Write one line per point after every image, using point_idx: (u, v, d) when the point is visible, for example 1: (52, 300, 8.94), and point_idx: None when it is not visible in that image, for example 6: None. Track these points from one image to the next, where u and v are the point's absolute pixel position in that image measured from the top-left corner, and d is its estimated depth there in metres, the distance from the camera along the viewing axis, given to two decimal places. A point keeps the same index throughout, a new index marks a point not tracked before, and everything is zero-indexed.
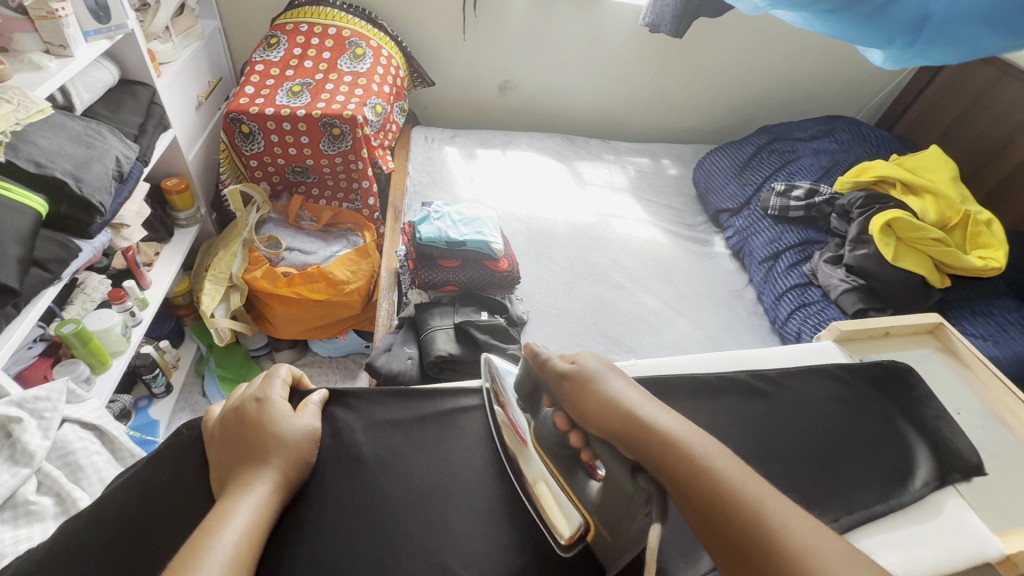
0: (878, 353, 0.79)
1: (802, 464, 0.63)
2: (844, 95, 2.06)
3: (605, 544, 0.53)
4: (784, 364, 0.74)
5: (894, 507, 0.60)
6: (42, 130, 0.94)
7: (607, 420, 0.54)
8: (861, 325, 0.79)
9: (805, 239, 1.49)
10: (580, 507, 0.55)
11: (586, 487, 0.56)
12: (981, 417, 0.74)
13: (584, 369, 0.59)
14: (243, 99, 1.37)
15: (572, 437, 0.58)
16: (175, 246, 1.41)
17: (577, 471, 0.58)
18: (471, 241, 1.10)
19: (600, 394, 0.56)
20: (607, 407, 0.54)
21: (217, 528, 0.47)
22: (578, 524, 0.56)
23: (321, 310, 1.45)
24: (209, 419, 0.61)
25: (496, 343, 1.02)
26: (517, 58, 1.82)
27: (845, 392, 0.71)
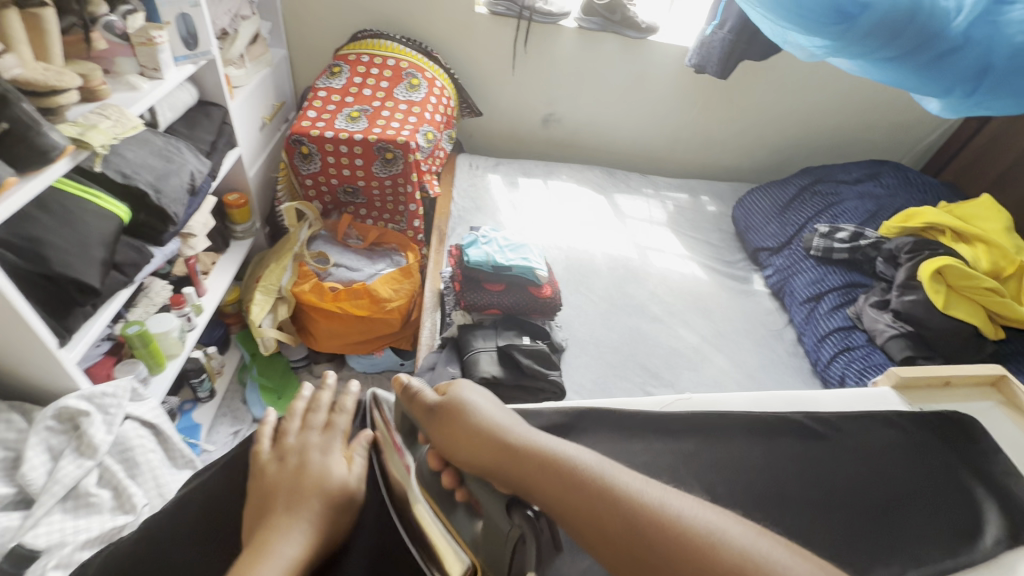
0: (939, 403, 0.76)
1: (857, 512, 0.62)
2: (889, 139, 2.05)
3: None
4: (841, 407, 0.71)
5: (959, 565, 0.58)
6: (130, 145, 1.01)
7: (488, 453, 0.55)
8: (920, 371, 0.77)
9: (850, 281, 1.46)
10: (466, 548, 0.48)
11: (471, 528, 0.50)
12: None
13: (453, 402, 0.61)
14: (305, 122, 1.45)
15: (445, 473, 0.56)
16: (230, 257, 1.47)
17: (458, 512, 0.52)
18: (517, 266, 1.13)
19: (470, 422, 0.58)
20: (477, 432, 0.57)
21: (277, 548, 0.49)
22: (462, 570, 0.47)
23: (362, 326, 1.48)
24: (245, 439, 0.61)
25: (538, 368, 1.02)
26: (563, 93, 1.88)
27: (907, 441, 0.69)
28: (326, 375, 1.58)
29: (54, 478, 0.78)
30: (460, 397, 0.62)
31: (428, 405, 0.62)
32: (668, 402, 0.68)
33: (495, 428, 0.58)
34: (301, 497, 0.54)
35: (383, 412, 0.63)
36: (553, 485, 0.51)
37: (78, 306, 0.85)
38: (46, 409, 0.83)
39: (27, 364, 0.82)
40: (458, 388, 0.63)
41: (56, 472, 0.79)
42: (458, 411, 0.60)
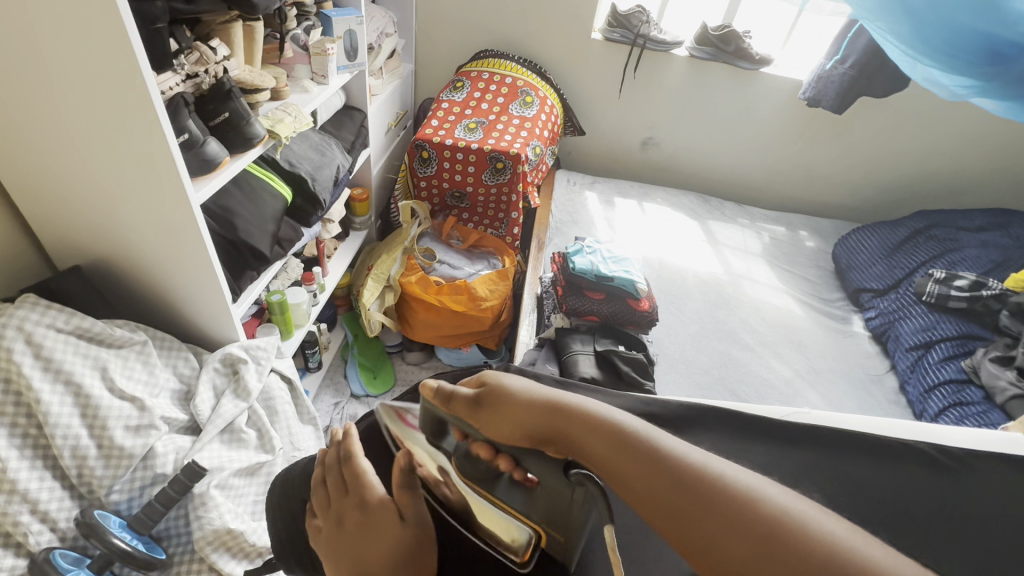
0: None
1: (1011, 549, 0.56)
2: (1018, 188, 1.91)
3: (558, 543, 0.51)
4: (968, 445, 0.66)
5: None
6: (295, 138, 1.18)
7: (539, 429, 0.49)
8: None
9: (966, 332, 1.37)
10: (523, 519, 0.50)
11: (524, 500, 0.50)
12: None
13: (494, 391, 0.52)
14: (428, 130, 1.60)
15: (498, 461, 0.51)
16: (348, 245, 1.64)
17: (505, 485, 0.51)
18: (619, 278, 1.18)
19: (519, 409, 0.50)
20: (534, 415, 0.49)
21: None
22: (524, 536, 0.51)
23: (456, 320, 1.58)
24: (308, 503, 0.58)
25: (636, 376, 1.06)
26: (666, 118, 1.93)
27: None
28: (416, 362, 1.70)
29: (217, 412, 0.92)
30: (501, 383, 0.53)
31: (466, 399, 0.53)
32: (787, 415, 0.68)
33: (547, 408, 0.50)
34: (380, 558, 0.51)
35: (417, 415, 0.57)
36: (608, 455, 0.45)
37: (250, 269, 1.00)
38: (215, 354, 0.98)
39: (205, 314, 0.97)
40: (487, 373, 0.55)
41: (219, 408, 0.92)
42: (504, 396, 0.51)
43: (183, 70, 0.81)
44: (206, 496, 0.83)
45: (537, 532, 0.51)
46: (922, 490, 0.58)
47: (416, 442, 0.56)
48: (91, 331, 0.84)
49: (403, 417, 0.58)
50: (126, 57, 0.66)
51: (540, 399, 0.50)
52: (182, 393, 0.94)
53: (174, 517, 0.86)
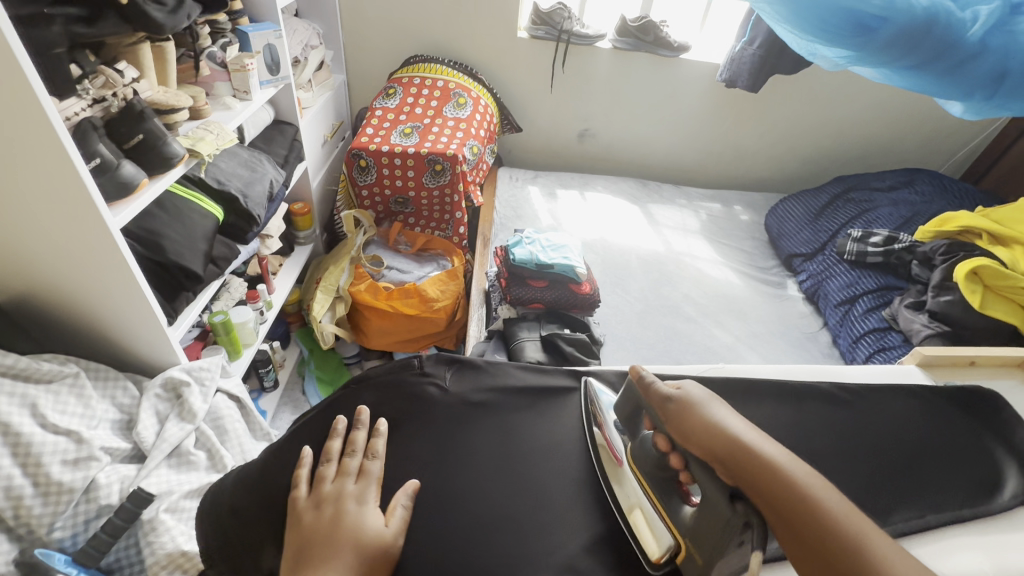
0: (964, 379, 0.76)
1: (894, 460, 0.63)
2: (925, 149, 2.08)
3: (695, 566, 0.52)
4: (868, 378, 0.73)
5: (978, 512, 0.61)
6: (223, 156, 1.17)
7: (711, 444, 0.52)
8: (947, 351, 0.76)
9: (884, 284, 1.48)
10: (672, 530, 0.54)
11: (680, 515, 0.54)
12: None
13: (690, 398, 0.56)
14: (364, 138, 1.61)
15: (671, 458, 0.56)
16: (294, 260, 1.63)
17: (673, 498, 0.55)
18: (558, 265, 1.22)
19: (704, 425, 0.54)
20: (712, 436, 0.53)
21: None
22: (666, 546, 0.55)
23: (411, 323, 1.60)
24: (246, 480, 0.61)
25: (580, 356, 1.09)
26: (597, 110, 2.00)
27: (928, 408, 0.70)
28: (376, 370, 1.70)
29: (162, 437, 0.91)
30: (696, 392, 0.57)
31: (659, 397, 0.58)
32: (703, 369, 0.74)
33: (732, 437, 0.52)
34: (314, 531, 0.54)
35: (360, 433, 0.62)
36: (773, 485, 0.48)
37: (184, 290, 0.99)
38: (155, 379, 0.97)
39: (139, 340, 0.96)
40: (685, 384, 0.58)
41: (163, 432, 0.91)
42: (693, 408, 0.55)
43: (89, 95, 0.81)
44: (155, 522, 0.81)
45: (679, 545, 0.54)
46: (820, 422, 0.65)
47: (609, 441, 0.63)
48: (15, 367, 0.81)
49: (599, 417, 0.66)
50: (17, 79, 0.64)
51: (724, 427, 0.53)
52: (124, 422, 0.92)
53: (125, 547, 0.84)
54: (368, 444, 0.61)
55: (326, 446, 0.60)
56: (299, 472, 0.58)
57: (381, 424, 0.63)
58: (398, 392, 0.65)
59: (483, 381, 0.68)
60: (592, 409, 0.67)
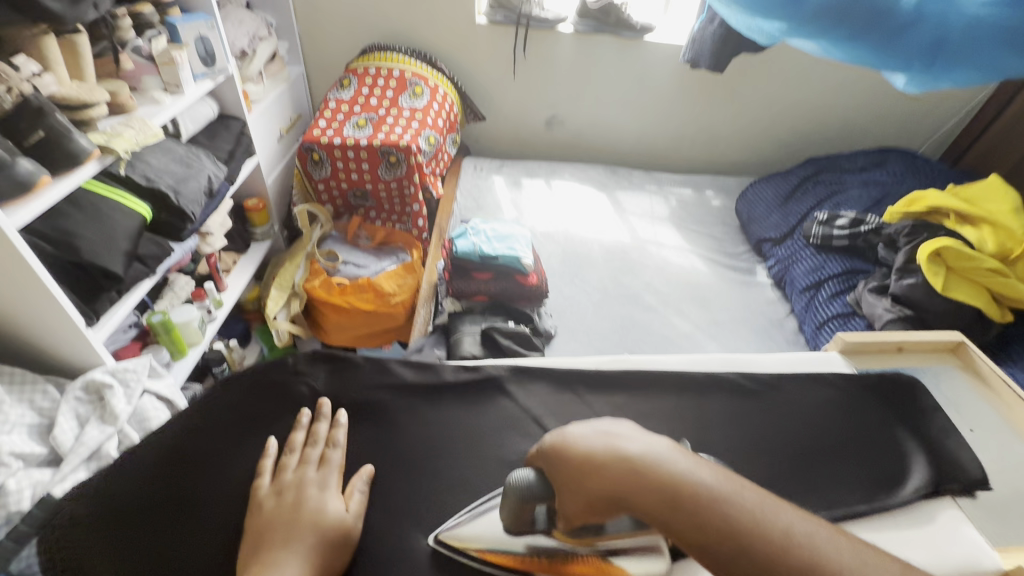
0: (886, 365, 0.85)
1: (789, 455, 0.73)
2: (903, 128, 2.02)
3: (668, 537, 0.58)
4: (782, 369, 0.84)
5: (876, 508, 0.68)
6: (153, 152, 1.14)
7: (635, 506, 0.47)
8: (870, 338, 0.87)
9: (850, 268, 1.44)
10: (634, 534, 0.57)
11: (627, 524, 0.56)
12: (994, 434, 0.80)
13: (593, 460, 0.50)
14: (316, 131, 1.58)
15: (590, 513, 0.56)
16: (250, 257, 1.61)
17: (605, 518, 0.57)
18: (503, 256, 1.18)
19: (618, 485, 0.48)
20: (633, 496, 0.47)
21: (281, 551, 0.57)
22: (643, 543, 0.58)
23: (369, 319, 1.56)
24: (127, 472, 0.69)
25: (517, 349, 1.06)
26: (563, 95, 1.95)
27: (841, 399, 0.81)
28: None
29: (80, 441, 0.88)
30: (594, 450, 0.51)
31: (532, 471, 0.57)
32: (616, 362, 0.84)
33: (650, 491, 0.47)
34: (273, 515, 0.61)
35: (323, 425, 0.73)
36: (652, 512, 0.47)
37: (106, 290, 0.97)
38: (77, 382, 0.95)
39: (58, 342, 0.94)
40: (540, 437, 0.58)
41: (81, 435, 0.88)
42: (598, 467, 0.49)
43: None
44: None
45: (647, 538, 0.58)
46: None
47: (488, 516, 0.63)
48: None
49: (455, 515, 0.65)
50: None
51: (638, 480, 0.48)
52: (43, 427, 0.91)
53: None
54: (328, 435, 0.72)
55: (289, 438, 0.71)
56: (264, 462, 0.66)
57: (340, 416, 0.74)
58: (274, 389, 0.79)
59: (359, 379, 0.81)
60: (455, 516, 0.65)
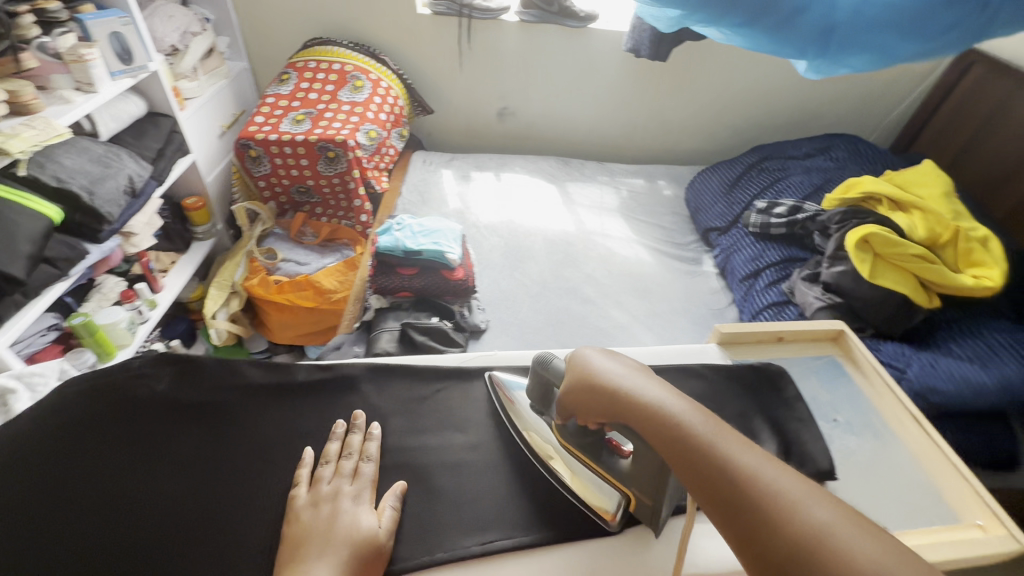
0: (763, 356, 0.81)
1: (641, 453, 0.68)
2: (856, 113, 2.01)
3: (647, 510, 0.64)
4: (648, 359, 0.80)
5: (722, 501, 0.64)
6: (68, 152, 1.12)
7: (609, 406, 0.59)
8: (748, 328, 0.81)
9: (787, 256, 1.44)
10: (618, 488, 0.67)
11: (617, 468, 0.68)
12: (862, 430, 0.74)
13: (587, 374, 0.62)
14: (253, 127, 1.56)
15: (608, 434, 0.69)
16: (190, 257, 1.60)
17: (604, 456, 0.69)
18: (426, 251, 1.17)
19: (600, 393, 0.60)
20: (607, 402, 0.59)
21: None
22: (617, 502, 0.67)
23: (311, 316, 1.54)
24: None
25: (433, 344, 1.07)
26: (513, 87, 1.93)
27: (708, 388, 0.75)
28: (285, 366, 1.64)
29: None
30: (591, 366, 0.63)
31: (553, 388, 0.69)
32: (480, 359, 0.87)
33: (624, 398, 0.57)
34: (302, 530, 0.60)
35: (356, 435, 0.72)
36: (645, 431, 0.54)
37: (9, 294, 0.96)
38: None
39: None
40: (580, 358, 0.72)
41: None
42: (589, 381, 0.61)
43: None
44: None
45: (626, 498, 0.66)
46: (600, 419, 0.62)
47: (523, 416, 0.75)
48: None
49: (506, 396, 0.78)
50: None
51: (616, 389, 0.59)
52: None
53: None
54: (362, 447, 0.70)
55: (325, 449, 0.69)
56: (299, 471, 0.64)
57: (373, 427, 0.73)
58: (121, 391, 0.73)
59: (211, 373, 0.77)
60: (504, 398, 0.78)
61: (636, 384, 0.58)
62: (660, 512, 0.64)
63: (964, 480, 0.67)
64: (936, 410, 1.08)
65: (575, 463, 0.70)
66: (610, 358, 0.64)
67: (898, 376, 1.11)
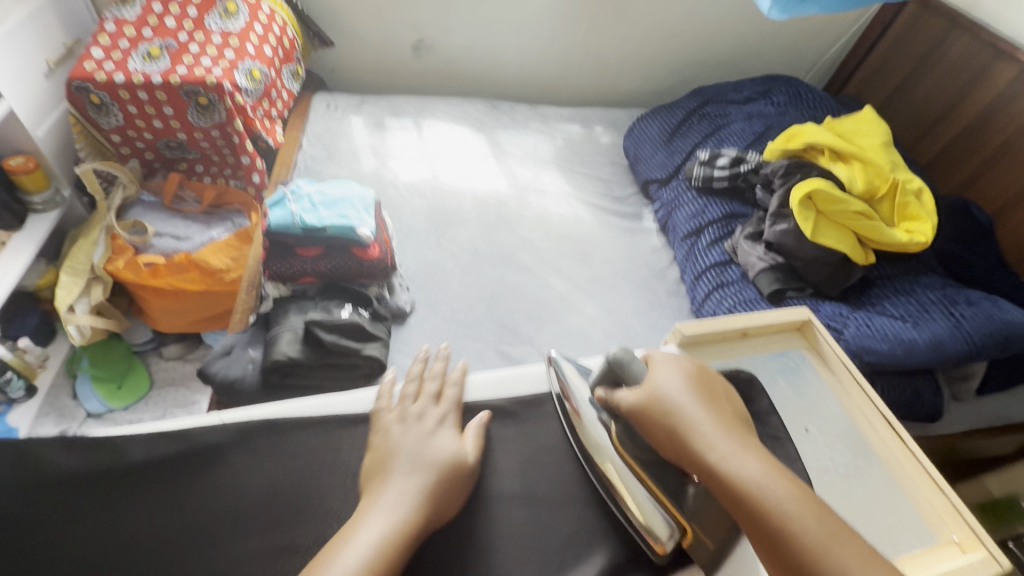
0: (729, 355, 0.75)
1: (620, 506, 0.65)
2: (793, 52, 1.94)
3: (704, 549, 0.60)
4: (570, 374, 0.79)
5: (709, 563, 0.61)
6: None
7: (676, 451, 0.56)
8: (712, 326, 0.74)
9: (729, 212, 1.37)
10: (675, 517, 0.61)
11: (683, 492, 0.61)
12: (829, 433, 0.71)
13: (654, 406, 0.58)
14: (88, 64, 1.20)
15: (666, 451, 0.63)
16: (28, 234, 1.26)
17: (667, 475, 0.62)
18: (331, 226, 0.97)
19: (666, 432, 0.56)
20: (675, 445, 0.56)
21: (370, 517, 0.57)
22: (670, 531, 0.62)
23: (201, 300, 1.29)
24: None
25: (347, 344, 0.90)
26: (428, 13, 1.65)
27: None
28: (178, 356, 1.40)
29: None
30: (661, 395, 0.58)
31: (625, 399, 0.61)
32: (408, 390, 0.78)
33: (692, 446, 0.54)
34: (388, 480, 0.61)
35: (438, 363, 0.79)
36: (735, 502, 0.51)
37: None
38: None
39: None
40: (664, 358, 0.63)
41: None
42: (656, 414, 0.58)
43: None
44: None
45: (684, 529, 0.61)
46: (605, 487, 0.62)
47: (584, 423, 0.71)
48: None
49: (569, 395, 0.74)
50: None
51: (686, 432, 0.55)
52: None
53: None
54: (444, 375, 0.78)
55: (410, 372, 0.77)
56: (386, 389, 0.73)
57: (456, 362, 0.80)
58: None
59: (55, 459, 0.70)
60: (562, 389, 0.75)
61: (713, 438, 0.53)
62: (718, 558, 0.60)
63: (939, 490, 0.65)
64: (870, 370, 1.09)
65: (627, 478, 0.65)
66: (687, 389, 0.58)
67: (836, 339, 1.10)
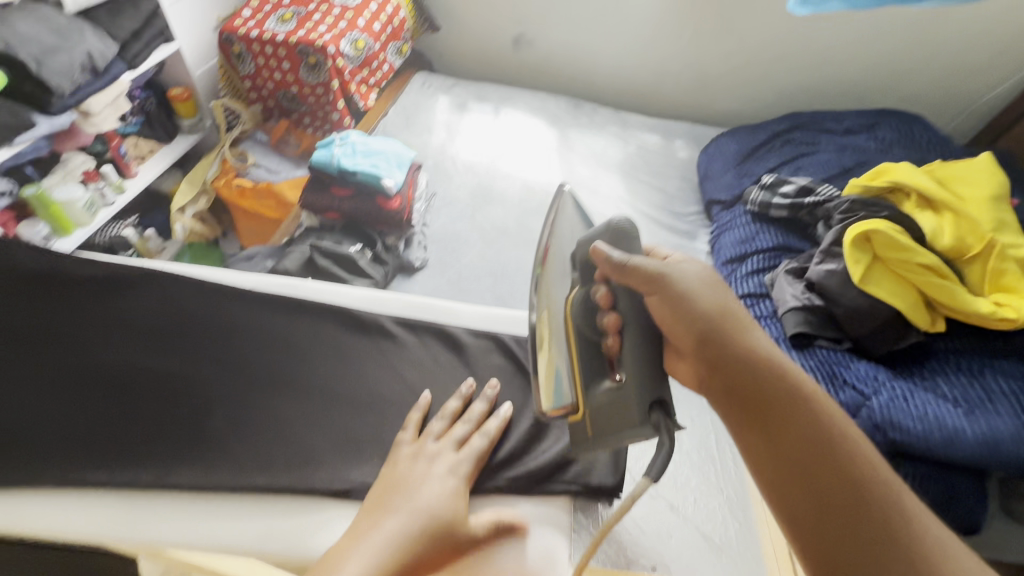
0: None
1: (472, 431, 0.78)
2: (936, 93, 1.68)
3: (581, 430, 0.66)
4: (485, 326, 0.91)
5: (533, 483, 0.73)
6: (24, 18, 1.13)
7: (709, 324, 0.58)
8: None
9: (782, 244, 1.24)
10: (577, 393, 0.67)
11: (597, 385, 0.64)
12: None
13: (681, 281, 0.60)
14: (238, 20, 1.49)
15: (614, 335, 0.63)
16: (171, 149, 1.59)
17: (590, 365, 0.65)
18: (362, 172, 1.14)
19: (702, 306, 0.59)
20: (710, 317, 0.58)
21: (349, 558, 0.58)
22: (569, 402, 0.68)
23: (274, 226, 1.52)
24: None
25: (336, 271, 1.09)
26: (531, 10, 1.74)
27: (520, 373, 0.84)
28: None
29: None
30: (686, 276, 0.61)
31: (643, 266, 0.61)
32: (289, 285, 0.95)
33: (729, 322, 0.58)
34: (384, 518, 0.63)
35: (479, 404, 0.78)
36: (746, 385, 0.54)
37: None
38: None
39: None
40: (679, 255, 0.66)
41: None
42: (685, 288, 0.60)
43: None
44: None
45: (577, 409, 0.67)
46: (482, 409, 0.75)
47: (547, 288, 0.73)
48: None
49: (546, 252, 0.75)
50: None
51: (725, 310, 0.59)
52: None
53: None
54: (481, 419, 0.77)
55: (447, 406, 0.78)
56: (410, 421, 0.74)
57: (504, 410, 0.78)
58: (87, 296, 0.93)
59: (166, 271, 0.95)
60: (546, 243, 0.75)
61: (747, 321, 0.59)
62: (586, 445, 0.65)
63: None
64: (894, 450, 0.91)
65: (558, 346, 0.70)
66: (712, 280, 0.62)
67: (859, 403, 0.94)
